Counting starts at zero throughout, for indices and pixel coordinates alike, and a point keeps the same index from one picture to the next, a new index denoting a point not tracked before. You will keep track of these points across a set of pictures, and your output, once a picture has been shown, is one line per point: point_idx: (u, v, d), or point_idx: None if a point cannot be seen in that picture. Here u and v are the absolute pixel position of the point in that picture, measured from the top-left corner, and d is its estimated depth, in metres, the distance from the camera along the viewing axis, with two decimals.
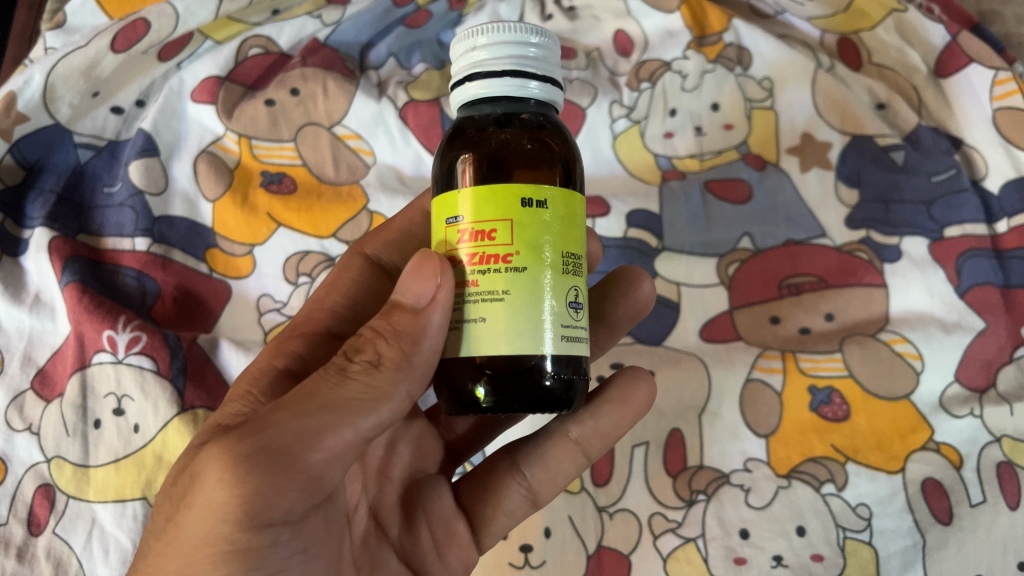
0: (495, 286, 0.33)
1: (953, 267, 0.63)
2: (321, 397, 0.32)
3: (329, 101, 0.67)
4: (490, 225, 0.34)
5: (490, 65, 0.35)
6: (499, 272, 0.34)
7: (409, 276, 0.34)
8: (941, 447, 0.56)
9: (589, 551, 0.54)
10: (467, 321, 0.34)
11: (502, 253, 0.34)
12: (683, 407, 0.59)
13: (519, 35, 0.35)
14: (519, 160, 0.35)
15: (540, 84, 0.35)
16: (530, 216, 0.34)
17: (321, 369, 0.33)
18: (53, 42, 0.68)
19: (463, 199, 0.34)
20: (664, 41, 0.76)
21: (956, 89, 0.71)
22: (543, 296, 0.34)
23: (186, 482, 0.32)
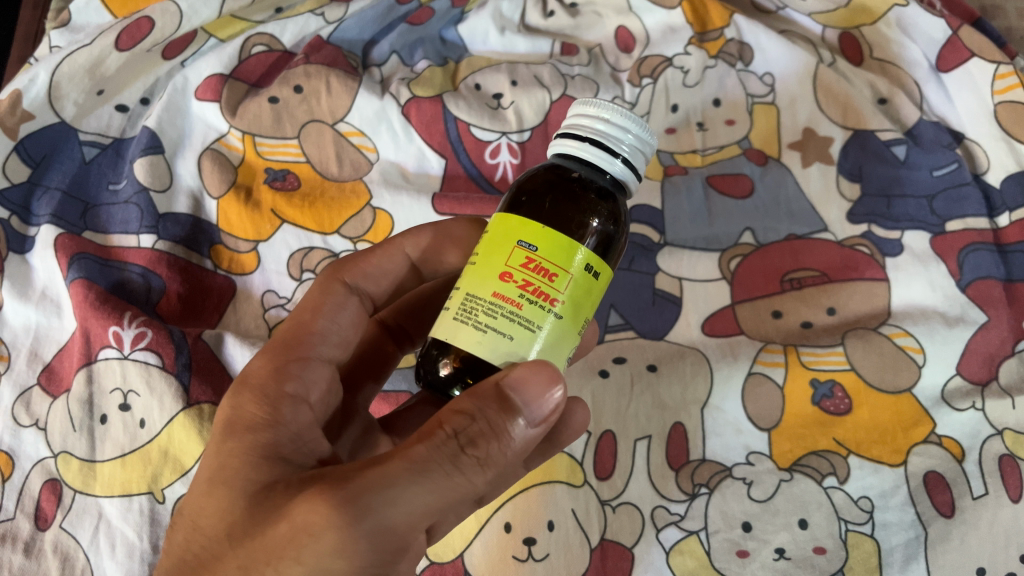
0: (529, 313, 0.33)
1: (954, 261, 0.63)
2: (432, 487, 0.31)
3: (332, 98, 0.67)
4: (556, 269, 0.33)
5: (596, 135, 0.36)
6: (543, 310, 0.33)
7: (528, 379, 0.32)
8: (943, 441, 0.56)
9: (592, 544, 0.54)
10: (494, 331, 0.32)
11: (552, 296, 0.33)
12: (685, 400, 0.59)
13: (631, 123, 0.36)
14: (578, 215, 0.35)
15: (625, 168, 0.36)
16: (586, 275, 0.35)
17: (432, 455, 0.31)
18: (57, 41, 0.69)
19: (537, 223, 0.34)
20: (665, 37, 0.76)
21: (957, 84, 0.71)
22: (557, 343, 0.34)
23: (266, 540, 0.31)
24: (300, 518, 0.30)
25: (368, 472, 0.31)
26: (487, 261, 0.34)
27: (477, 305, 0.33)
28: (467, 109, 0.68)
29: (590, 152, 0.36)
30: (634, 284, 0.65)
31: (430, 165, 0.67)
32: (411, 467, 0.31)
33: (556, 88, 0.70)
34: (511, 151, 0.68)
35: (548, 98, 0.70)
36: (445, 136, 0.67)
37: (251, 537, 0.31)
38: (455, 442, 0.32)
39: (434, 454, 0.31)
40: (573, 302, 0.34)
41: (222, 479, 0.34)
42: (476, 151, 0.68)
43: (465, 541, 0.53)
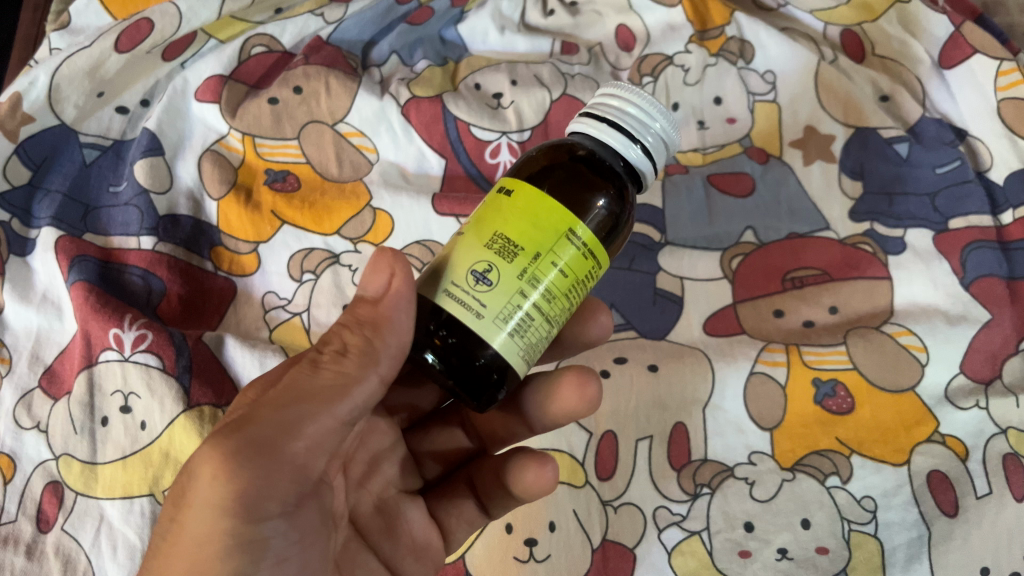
0: (452, 238, 0.35)
1: (957, 259, 0.63)
2: (297, 387, 0.33)
3: (331, 98, 0.67)
4: (484, 201, 0.35)
5: (616, 116, 0.36)
6: (460, 232, 0.35)
7: (367, 271, 0.35)
8: (946, 440, 0.56)
9: (594, 544, 0.53)
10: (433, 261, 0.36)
11: (472, 220, 0.35)
12: (686, 400, 0.59)
13: (652, 113, 0.37)
14: (567, 181, 0.34)
15: (641, 154, 0.36)
16: (526, 200, 0.33)
17: (294, 366, 0.34)
18: (57, 43, 0.69)
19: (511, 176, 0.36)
20: (665, 36, 0.76)
21: (960, 80, 0.70)
22: (470, 258, 0.33)
23: (178, 490, 0.33)
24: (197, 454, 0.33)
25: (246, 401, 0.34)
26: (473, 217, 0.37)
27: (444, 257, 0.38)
28: (467, 109, 0.68)
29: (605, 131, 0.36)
30: (635, 283, 0.65)
31: (430, 166, 0.67)
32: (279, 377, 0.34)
33: (556, 87, 0.70)
34: (512, 151, 0.68)
35: (548, 97, 0.70)
36: (444, 136, 0.67)
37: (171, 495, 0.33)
38: (315, 350, 0.35)
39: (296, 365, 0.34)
40: (505, 227, 0.33)
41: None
42: (476, 151, 0.67)
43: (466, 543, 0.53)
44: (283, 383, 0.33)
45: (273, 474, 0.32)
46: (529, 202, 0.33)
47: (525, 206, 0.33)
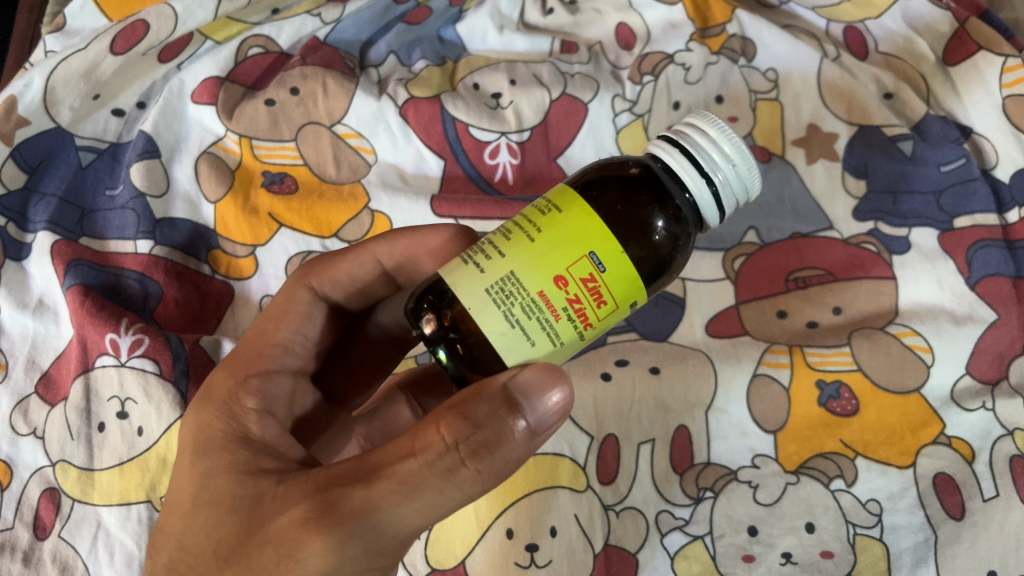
0: (561, 327, 0.32)
1: (963, 259, 0.62)
2: (424, 498, 0.31)
3: (328, 99, 0.66)
4: (609, 298, 0.33)
5: (691, 144, 0.35)
6: (574, 327, 0.33)
7: (540, 392, 0.31)
8: (952, 442, 0.55)
9: (595, 549, 0.53)
10: (523, 330, 0.32)
11: (589, 319, 0.33)
12: (689, 403, 0.58)
13: (730, 154, 0.35)
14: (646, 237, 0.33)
15: (706, 190, 0.34)
16: (620, 267, 0.32)
17: (426, 464, 0.31)
18: (53, 46, 0.68)
19: (578, 204, 0.33)
20: (666, 34, 0.75)
21: (965, 77, 0.69)
22: (567, 354, 0.34)
23: (257, 562, 0.32)
24: (285, 528, 0.32)
25: (359, 490, 0.32)
26: (520, 230, 0.33)
27: (519, 293, 0.32)
28: (466, 109, 0.67)
29: (676, 152, 0.35)
30: None
31: (428, 168, 0.67)
32: (405, 477, 0.31)
33: (556, 87, 0.69)
34: (511, 151, 0.68)
35: (548, 97, 0.69)
36: (443, 137, 0.67)
37: (243, 562, 0.33)
38: (455, 455, 0.31)
39: (427, 468, 0.31)
40: (598, 297, 0.33)
41: (207, 499, 0.35)
42: (475, 152, 0.67)
43: (466, 548, 0.52)
44: (410, 482, 0.31)
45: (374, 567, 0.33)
46: (622, 272, 0.33)
47: (617, 273, 0.32)
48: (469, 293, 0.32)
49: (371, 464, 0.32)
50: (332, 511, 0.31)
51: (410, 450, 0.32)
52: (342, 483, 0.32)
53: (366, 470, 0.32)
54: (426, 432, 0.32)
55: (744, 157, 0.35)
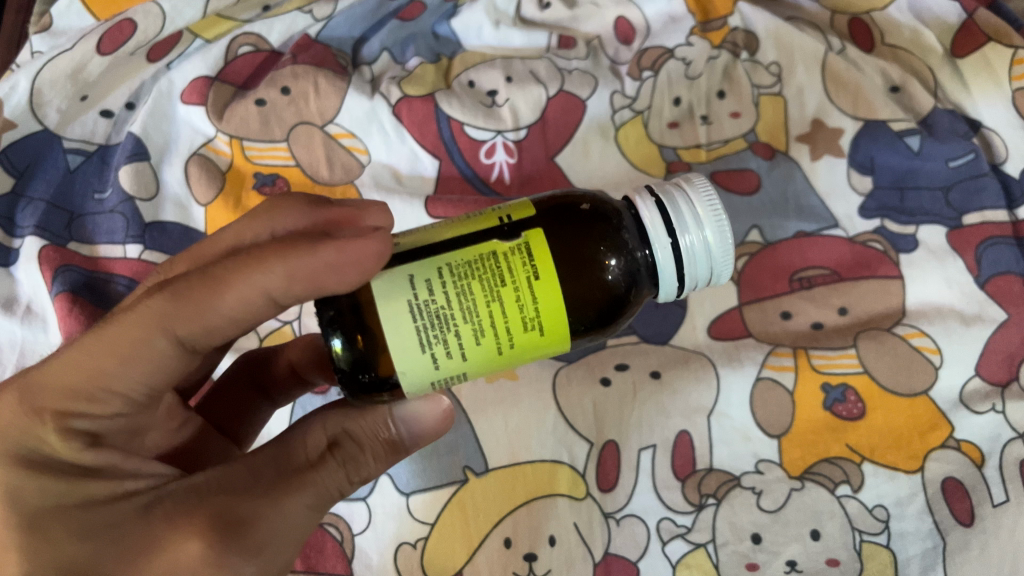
0: (474, 361, 0.34)
1: (972, 257, 0.61)
2: (320, 508, 0.35)
3: (320, 99, 0.65)
4: (531, 348, 0.35)
5: (673, 208, 0.37)
6: (488, 365, 0.35)
7: (430, 416, 0.37)
8: (961, 445, 0.54)
9: (595, 559, 0.52)
10: (437, 353, 0.33)
11: (504, 362, 0.35)
12: (690, 407, 0.56)
13: (706, 231, 0.37)
14: (591, 281, 0.35)
15: (665, 256, 0.36)
16: (547, 329, 0.34)
17: (326, 476, 0.35)
18: (39, 46, 0.67)
19: (543, 256, 0.34)
20: (666, 28, 0.73)
21: (973, 70, 0.67)
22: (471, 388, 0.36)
23: None
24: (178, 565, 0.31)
25: (258, 512, 0.33)
26: (474, 260, 0.34)
27: (444, 316, 0.33)
28: (461, 107, 0.66)
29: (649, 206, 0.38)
30: None
31: (424, 168, 0.65)
32: (305, 493, 0.34)
33: (552, 84, 0.68)
34: (508, 150, 0.66)
35: (545, 94, 0.68)
36: (438, 136, 0.65)
37: None
38: (345, 470, 0.36)
39: (326, 480, 0.35)
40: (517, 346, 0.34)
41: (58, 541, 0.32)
42: (470, 151, 0.66)
43: (465, 558, 0.51)
44: (311, 495, 0.34)
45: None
46: (555, 320, 0.34)
47: (542, 333, 0.34)
48: (392, 303, 0.33)
49: (264, 481, 0.34)
50: (233, 535, 0.32)
51: (304, 464, 0.35)
52: (237, 500, 0.33)
53: (263, 488, 0.34)
54: (319, 444, 0.36)
55: (722, 238, 0.37)
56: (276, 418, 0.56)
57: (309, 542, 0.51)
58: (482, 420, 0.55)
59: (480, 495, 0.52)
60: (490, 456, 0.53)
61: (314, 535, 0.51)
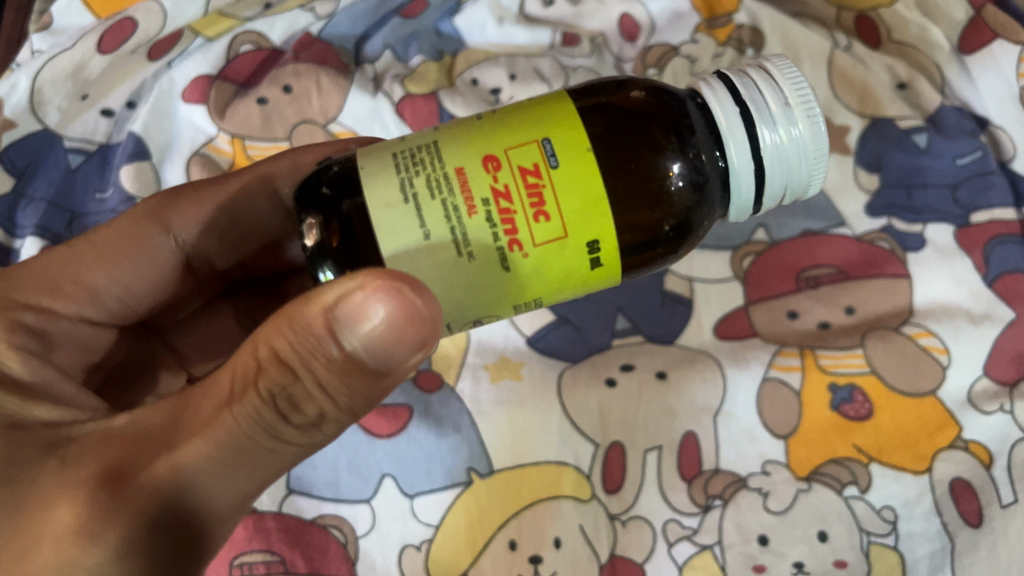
0: (489, 242, 0.33)
1: (980, 255, 0.60)
2: (243, 451, 0.32)
3: (323, 97, 0.65)
4: (560, 230, 0.34)
5: (753, 98, 0.37)
6: (517, 249, 0.34)
7: (390, 343, 0.31)
8: (970, 446, 0.53)
9: (601, 561, 0.51)
10: (450, 233, 0.33)
11: (538, 245, 0.34)
12: (696, 408, 0.56)
13: (791, 122, 0.36)
14: (636, 166, 0.35)
15: (739, 153, 0.36)
16: (605, 270, 0.36)
17: (247, 413, 0.32)
18: (39, 45, 0.66)
19: (589, 199, 0.34)
20: (671, 24, 0.72)
21: (981, 66, 0.66)
22: (504, 286, 0.35)
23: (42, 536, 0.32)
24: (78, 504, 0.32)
25: (168, 451, 0.32)
26: (511, 214, 0.33)
27: (450, 192, 0.33)
28: (464, 104, 0.66)
29: (721, 107, 0.36)
30: (643, 285, 0.62)
31: None
32: (217, 437, 0.32)
33: (556, 81, 0.68)
34: None
35: (549, 91, 0.67)
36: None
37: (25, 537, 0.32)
38: (273, 407, 0.32)
39: (248, 418, 0.32)
40: (577, 283, 0.36)
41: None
42: None
43: (469, 559, 0.50)
44: (226, 434, 0.32)
45: (209, 540, 0.35)
46: (574, 195, 0.34)
47: (598, 274, 0.36)
48: (389, 198, 0.33)
49: (181, 421, 0.33)
50: (137, 474, 0.32)
51: (226, 398, 0.32)
52: (137, 454, 0.32)
53: (173, 434, 0.33)
54: (245, 371, 0.32)
55: (813, 133, 0.37)
56: None
57: (312, 544, 0.50)
58: (486, 421, 0.54)
59: (484, 498, 0.52)
60: (494, 457, 0.53)
61: (318, 536, 0.51)
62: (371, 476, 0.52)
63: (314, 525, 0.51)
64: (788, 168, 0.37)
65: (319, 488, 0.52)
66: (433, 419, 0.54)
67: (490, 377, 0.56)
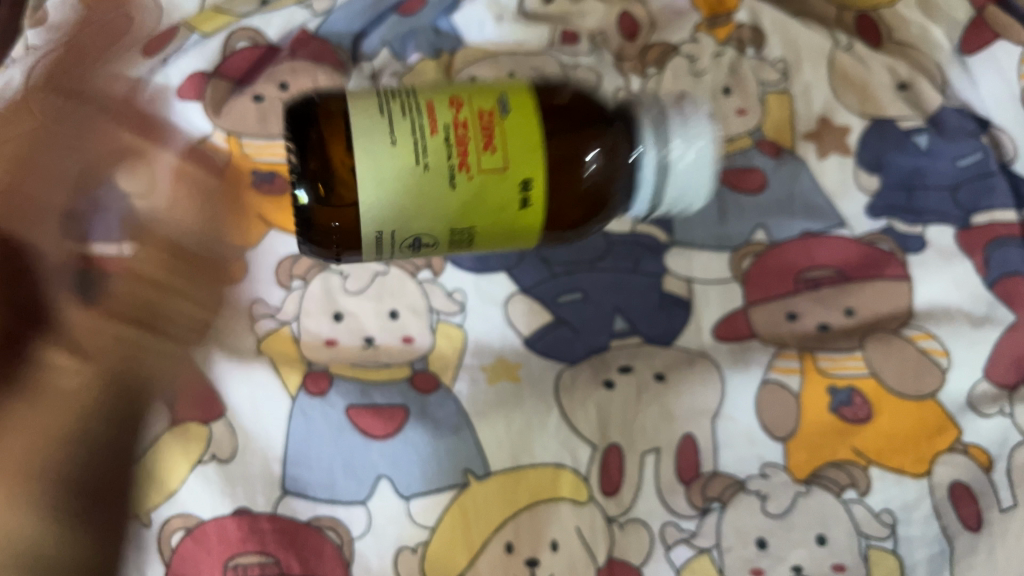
0: (440, 167, 0.37)
1: (980, 257, 0.60)
2: None
3: (319, 92, 0.64)
4: (498, 161, 0.38)
5: (675, 111, 0.40)
6: (459, 173, 0.38)
7: None
8: (969, 449, 0.53)
9: (599, 563, 0.51)
10: (409, 153, 0.37)
11: (475, 174, 0.38)
12: (695, 411, 0.55)
13: (701, 139, 0.40)
14: (570, 132, 0.40)
15: (649, 157, 0.40)
16: (533, 214, 0.40)
17: None
18: (29, 39, 0.62)
19: (532, 142, 0.38)
20: (672, 23, 0.72)
21: (985, 68, 0.66)
22: (439, 216, 0.39)
23: None
24: None
25: None
26: (463, 136, 0.38)
27: (416, 121, 0.38)
28: None
29: (651, 99, 0.42)
30: (641, 286, 0.61)
31: None
32: None
33: (556, 76, 0.67)
34: None
35: None
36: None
37: None
38: None
39: None
40: (509, 224, 0.40)
41: None
42: None
43: (466, 561, 0.50)
44: None
45: None
46: (517, 138, 0.38)
47: (528, 215, 0.40)
48: (365, 116, 0.37)
49: None
50: None
51: None
52: None
53: None
54: None
55: (715, 154, 0.41)
56: (275, 421, 0.52)
57: (307, 545, 0.49)
58: (483, 423, 0.54)
59: (481, 500, 0.51)
60: (492, 459, 0.53)
61: (313, 538, 0.50)
62: (367, 478, 0.51)
63: (310, 526, 0.50)
64: (684, 181, 0.40)
65: (314, 489, 0.51)
66: (430, 419, 0.54)
67: (489, 378, 0.56)
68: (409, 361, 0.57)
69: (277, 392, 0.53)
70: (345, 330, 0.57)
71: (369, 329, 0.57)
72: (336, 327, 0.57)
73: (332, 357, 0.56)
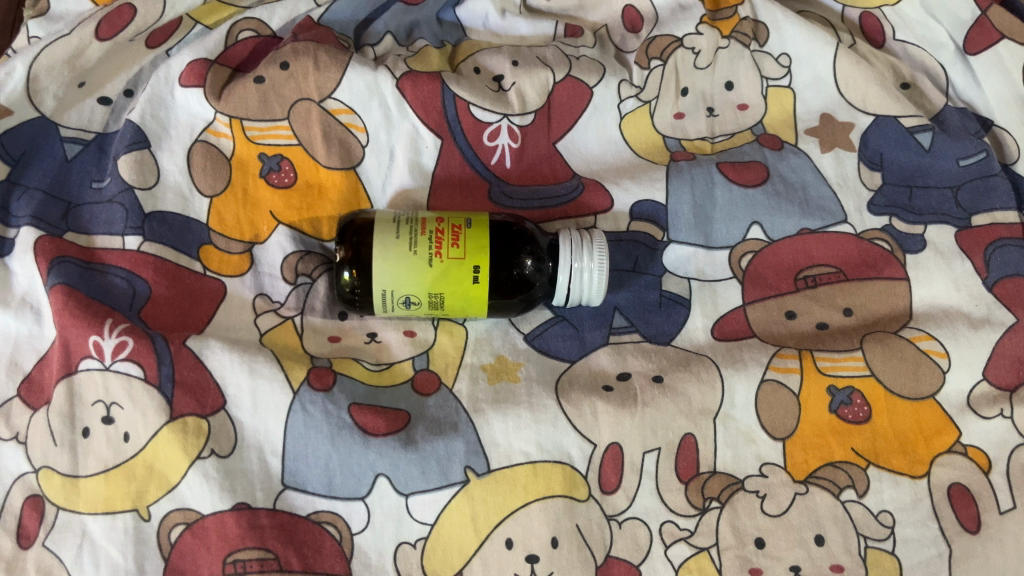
0: (424, 254, 0.52)
1: (981, 259, 0.60)
2: None
3: (319, 72, 0.62)
4: (461, 258, 0.52)
5: (587, 263, 0.55)
6: (435, 261, 0.52)
7: None
8: (968, 450, 0.54)
9: (597, 562, 0.51)
10: (404, 246, 0.52)
11: (444, 264, 0.52)
12: (695, 410, 0.55)
13: (598, 270, 0.55)
14: (513, 235, 0.55)
15: (569, 263, 0.54)
16: (482, 289, 0.53)
17: None
18: (36, 31, 0.65)
19: (483, 244, 0.53)
20: (675, 16, 0.70)
21: (988, 68, 0.66)
22: (419, 288, 0.53)
23: None
24: None
25: None
26: (439, 237, 0.53)
27: (415, 224, 0.54)
28: (469, 87, 0.64)
29: (575, 234, 0.56)
30: (640, 286, 0.62)
31: (424, 157, 0.63)
32: None
33: (559, 69, 0.66)
34: (511, 134, 0.65)
35: (552, 78, 0.66)
36: (442, 115, 0.63)
37: None
38: None
39: None
40: (464, 295, 0.53)
41: None
42: (474, 132, 0.64)
43: (464, 558, 0.50)
44: None
45: None
46: (476, 240, 0.53)
47: (477, 290, 0.53)
48: (384, 221, 0.54)
49: None
50: None
51: None
52: None
53: None
54: None
55: (600, 282, 0.55)
56: (274, 414, 0.52)
57: (307, 541, 0.50)
58: (482, 419, 0.54)
59: (479, 499, 0.51)
60: (491, 458, 0.52)
61: (313, 533, 0.50)
62: (365, 476, 0.51)
63: (309, 521, 0.50)
64: (581, 292, 0.55)
65: (312, 484, 0.51)
66: (430, 420, 0.54)
67: (488, 378, 0.56)
68: (411, 358, 0.57)
69: (279, 388, 0.52)
70: (348, 325, 0.59)
71: (372, 324, 0.59)
72: (339, 324, 0.59)
73: (334, 353, 0.57)
